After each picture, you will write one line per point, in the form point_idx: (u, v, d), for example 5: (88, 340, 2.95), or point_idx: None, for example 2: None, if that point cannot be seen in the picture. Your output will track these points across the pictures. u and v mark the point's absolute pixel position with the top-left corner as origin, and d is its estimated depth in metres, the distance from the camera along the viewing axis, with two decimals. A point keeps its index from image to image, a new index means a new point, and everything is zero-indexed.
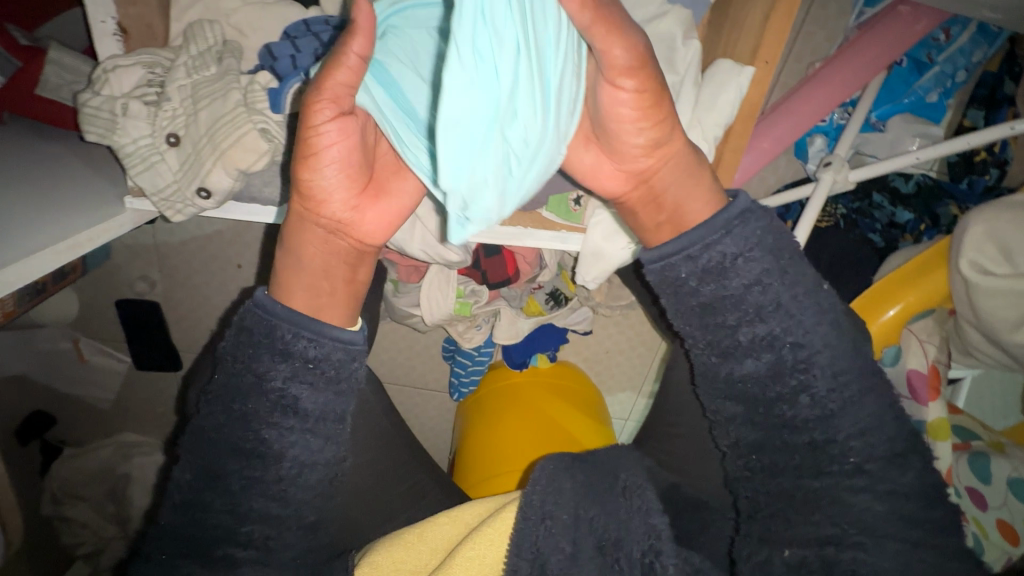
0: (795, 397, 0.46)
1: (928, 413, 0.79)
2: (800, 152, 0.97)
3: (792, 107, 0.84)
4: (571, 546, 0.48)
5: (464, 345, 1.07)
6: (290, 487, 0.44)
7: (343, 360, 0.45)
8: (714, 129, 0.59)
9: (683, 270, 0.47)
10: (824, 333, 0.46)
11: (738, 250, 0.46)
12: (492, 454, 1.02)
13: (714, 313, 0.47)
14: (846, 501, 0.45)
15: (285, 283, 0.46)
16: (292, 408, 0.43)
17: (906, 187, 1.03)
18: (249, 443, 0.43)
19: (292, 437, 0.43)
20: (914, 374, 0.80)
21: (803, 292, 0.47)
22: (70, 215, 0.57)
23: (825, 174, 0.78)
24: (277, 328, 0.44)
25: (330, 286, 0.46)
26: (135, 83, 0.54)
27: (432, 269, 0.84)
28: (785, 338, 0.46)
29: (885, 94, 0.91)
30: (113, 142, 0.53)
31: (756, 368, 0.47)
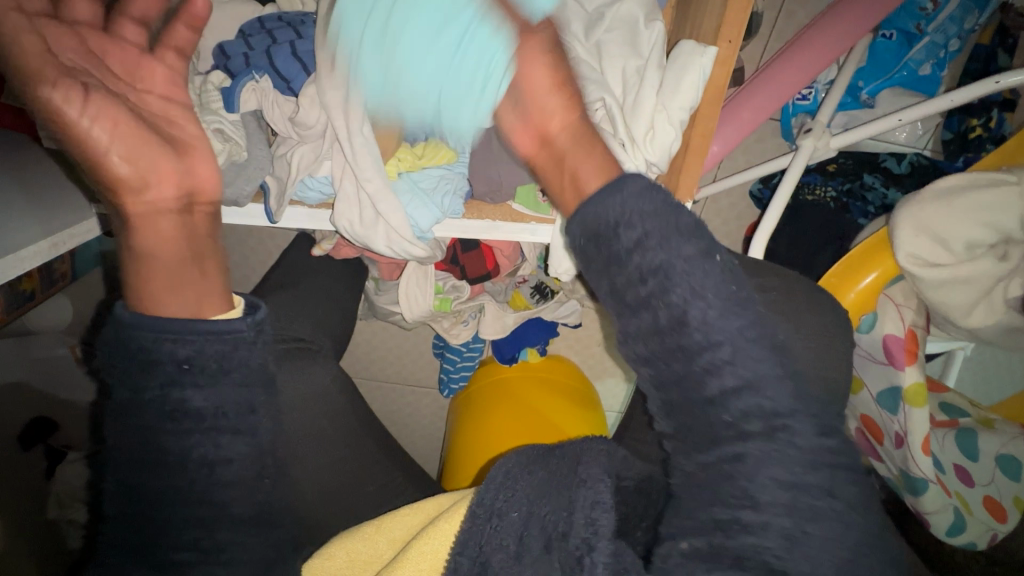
0: (703, 378, 0.43)
1: (905, 379, 0.72)
2: (786, 131, 0.94)
3: (773, 83, 0.81)
4: (515, 545, 0.49)
5: (451, 341, 1.07)
6: (211, 488, 0.44)
7: (223, 350, 0.44)
8: (679, 113, 0.57)
9: (580, 236, 0.47)
10: (726, 321, 0.43)
11: (639, 230, 0.44)
12: (478, 448, 1.03)
13: (609, 274, 0.46)
14: (736, 474, 0.41)
15: (144, 292, 0.45)
16: (180, 412, 0.43)
17: (899, 168, 0.99)
18: (151, 454, 0.43)
19: (191, 440, 0.43)
20: (890, 339, 0.73)
21: (683, 262, 0.44)
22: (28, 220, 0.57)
23: (804, 142, 0.75)
24: (134, 337, 0.43)
25: (187, 268, 0.47)
26: None
27: (409, 266, 0.83)
28: (662, 298, 0.43)
29: (872, 68, 0.89)
30: (69, 148, 0.54)
31: (640, 324, 0.45)
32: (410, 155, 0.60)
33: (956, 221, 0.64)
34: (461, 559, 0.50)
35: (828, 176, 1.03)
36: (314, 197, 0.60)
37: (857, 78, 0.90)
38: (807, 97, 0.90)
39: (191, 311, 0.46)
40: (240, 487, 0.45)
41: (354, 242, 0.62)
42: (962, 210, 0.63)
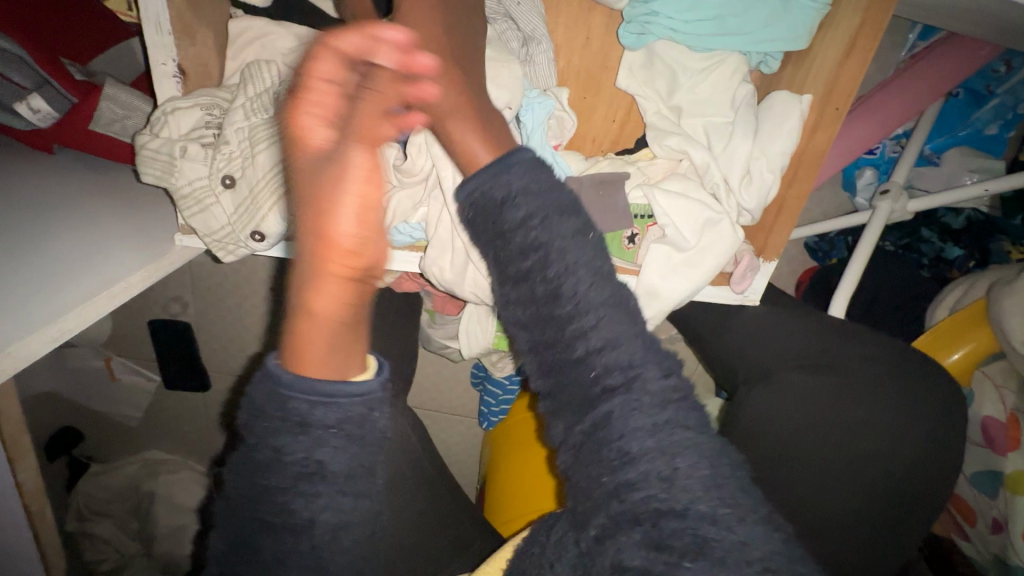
0: (570, 343, 0.37)
1: (1005, 466, 0.70)
2: (847, 183, 0.93)
3: (847, 133, 0.81)
4: None
5: (495, 373, 1.06)
6: (325, 555, 0.39)
7: (363, 411, 0.39)
8: (779, 158, 0.57)
9: (472, 211, 0.42)
10: (615, 325, 0.38)
11: (512, 188, 0.40)
12: (516, 486, 1.00)
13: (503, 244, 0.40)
14: None
15: (296, 357, 0.38)
16: (317, 474, 0.37)
17: (956, 223, 0.99)
18: (276, 516, 0.38)
19: (320, 505, 0.38)
20: (989, 421, 0.72)
21: (564, 239, 0.39)
22: (111, 261, 0.56)
23: (880, 201, 0.75)
24: (290, 397, 0.37)
25: (352, 334, 0.39)
26: (193, 125, 0.54)
27: (472, 304, 0.82)
28: (541, 274, 0.39)
29: (939, 126, 0.88)
30: (170, 185, 0.53)
31: (520, 296, 0.40)
32: None
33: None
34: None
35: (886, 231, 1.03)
36: (404, 240, 0.60)
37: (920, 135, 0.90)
38: (874, 152, 0.89)
39: (336, 372, 0.39)
40: (353, 551, 0.41)
41: (439, 286, 0.61)
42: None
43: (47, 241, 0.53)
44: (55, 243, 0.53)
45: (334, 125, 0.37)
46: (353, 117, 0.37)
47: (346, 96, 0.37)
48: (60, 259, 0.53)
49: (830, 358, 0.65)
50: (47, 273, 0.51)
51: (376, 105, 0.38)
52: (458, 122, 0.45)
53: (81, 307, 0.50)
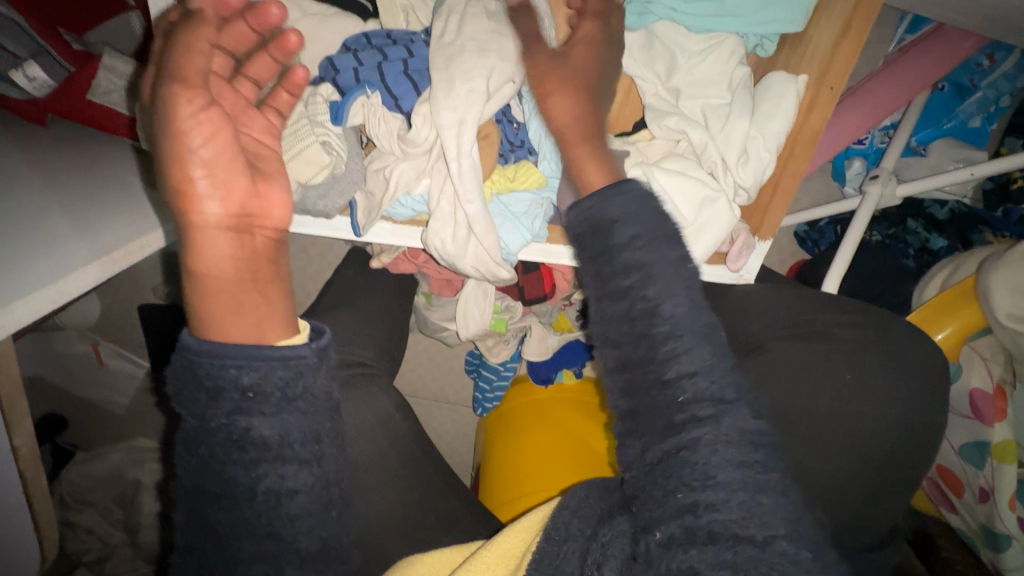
0: (660, 365, 0.43)
1: (992, 436, 0.73)
2: (838, 174, 0.95)
3: (841, 119, 0.81)
4: None
5: (490, 359, 1.06)
6: (275, 521, 0.42)
7: (286, 378, 0.42)
8: (774, 137, 0.59)
9: (580, 225, 0.48)
10: (692, 344, 0.43)
11: (627, 211, 0.46)
12: (512, 471, 1.01)
13: (598, 259, 0.46)
14: (688, 458, 0.41)
15: (202, 319, 0.42)
16: (245, 440, 0.41)
17: (941, 214, 1.02)
18: (218, 488, 0.41)
19: (260, 470, 0.41)
20: (977, 393, 0.74)
21: (666, 265, 0.45)
22: (106, 230, 0.55)
23: (870, 187, 0.76)
24: (197, 363, 0.41)
25: (248, 291, 0.43)
26: None
27: (469, 284, 0.82)
28: (640, 297, 0.44)
29: (925, 118, 0.91)
30: None
31: (615, 308, 0.45)
32: (503, 177, 0.60)
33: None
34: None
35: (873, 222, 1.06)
36: (405, 214, 0.60)
37: None
38: (864, 142, 0.92)
39: (251, 334, 0.43)
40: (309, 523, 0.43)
41: (441, 260, 0.62)
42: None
43: (42, 216, 0.54)
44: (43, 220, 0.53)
45: (200, 88, 0.41)
46: (191, 72, 0.40)
47: (195, 56, 0.41)
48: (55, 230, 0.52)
49: (817, 328, 0.67)
50: (43, 243, 0.51)
51: (188, 50, 0.41)
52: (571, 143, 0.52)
53: (76, 272, 0.49)
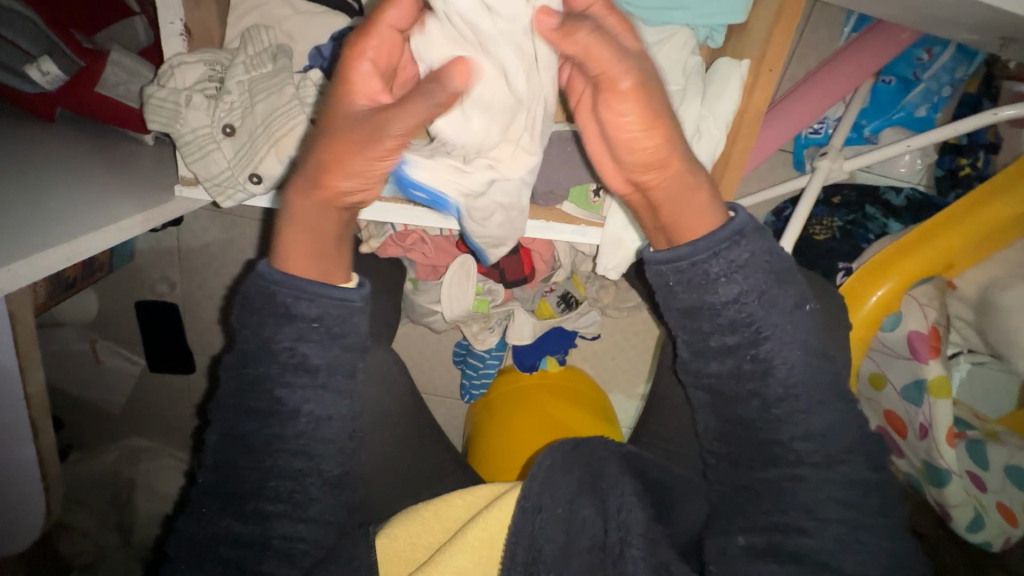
0: (767, 415, 0.52)
1: (929, 372, 0.76)
2: (797, 161, 1.03)
3: (790, 111, 0.91)
4: (562, 540, 0.57)
5: (476, 346, 1.10)
6: (309, 442, 0.51)
7: (343, 315, 0.50)
8: (723, 115, 0.65)
9: (672, 280, 0.52)
10: (787, 351, 0.52)
11: (724, 270, 0.50)
12: (504, 447, 1.06)
13: (692, 318, 0.53)
14: (788, 488, 0.52)
15: (282, 252, 0.50)
16: (299, 367, 0.49)
17: (897, 200, 1.08)
18: (265, 406, 0.50)
19: (304, 395, 0.50)
20: (914, 336, 0.77)
21: (782, 316, 0.51)
22: (107, 204, 0.61)
23: (821, 162, 0.84)
24: (277, 293, 0.49)
25: (330, 245, 0.50)
26: (197, 78, 0.59)
27: (452, 266, 0.88)
28: (749, 349, 0.52)
29: (874, 108, 0.98)
30: (174, 131, 0.58)
31: (723, 368, 0.53)
32: None
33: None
34: (515, 549, 0.56)
35: (833, 208, 1.10)
36: (391, 189, 0.65)
37: (861, 117, 0.99)
38: (818, 131, 0.99)
39: (319, 273, 0.50)
40: (332, 449, 0.52)
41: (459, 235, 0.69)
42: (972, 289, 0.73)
43: (46, 186, 0.58)
44: (60, 186, 0.59)
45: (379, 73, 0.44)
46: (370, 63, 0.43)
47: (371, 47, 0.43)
48: (60, 199, 0.58)
49: None
50: (56, 207, 0.57)
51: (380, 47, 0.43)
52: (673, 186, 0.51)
53: (81, 237, 0.55)
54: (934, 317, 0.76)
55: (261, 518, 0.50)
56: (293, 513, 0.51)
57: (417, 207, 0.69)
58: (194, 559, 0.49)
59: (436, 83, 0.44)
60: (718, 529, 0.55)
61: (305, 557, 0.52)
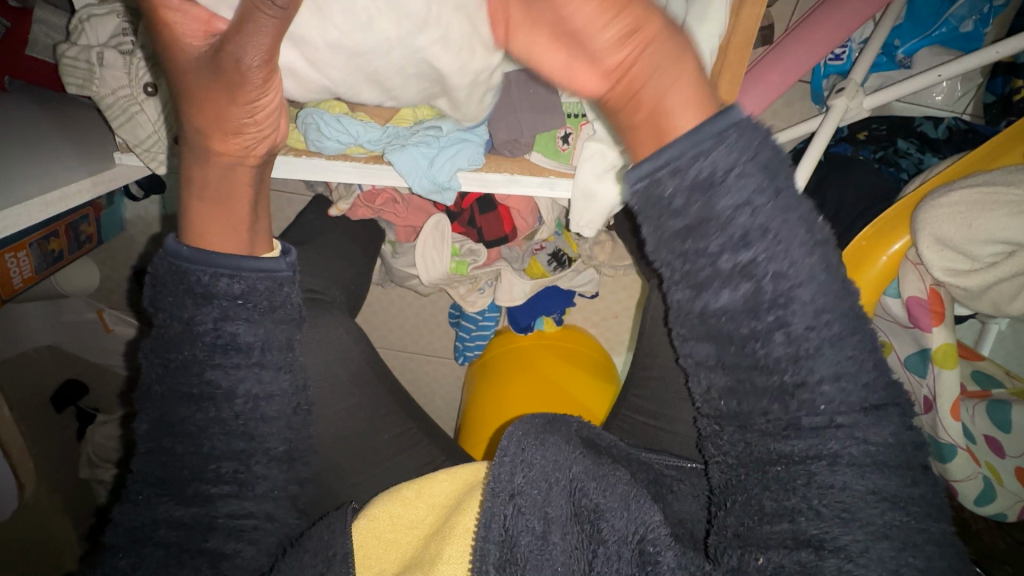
0: (788, 370, 0.40)
1: (933, 341, 0.65)
2: (816, 95, 0.90)
3: (805, 33, 0.78)
4: (541, 527, 0.50)
5: (467, 308, 1.07)
6: (251, 421, 0.45)
7: (270, 289, 0.46)
8: (709, 41, 0.56)
9: (669, 188, 0.39)
10: (810, 265, 0.39)
11: (730, 163, 0.39)
12: (498, 411, 1.03)
13: (692, 239, 0.40)
14: (819, 476, 0.39)
15: (190, 228, 0.45)
16: (231, 346, 0.44)
17: (935, 133, 0.94)
18: (196, 388, 0.44)
19: (239, 374, 0.44)
20: (912, 301, 0.65)
21: (790, 231, 0.39)
22: (34, 179, 0.55)
23: (836, 100, 0.72)
24: (190, 271, 0.44)
25: (239, 212, 0.46)
26: (111, 33, 0.55)
27: (427, 225, 0.83)
28: (767, 266, 0.39)
29: (911, 25, 0.84)
30: (93, 93, 0.54)
31: (728, 299, 0.40)
32: None
33: (971, 231, 0.58)
34: (487, 546, 0.49)
35: (859, 145, 0.97)
36: (334, 147, 0.59)
37: (894, 36, 0.85)
38: (840, 56, 0.86)
39: (242, 248, 0.46)
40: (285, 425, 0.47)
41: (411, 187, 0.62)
42: (976, 220, 0.58)
43: None
44: None
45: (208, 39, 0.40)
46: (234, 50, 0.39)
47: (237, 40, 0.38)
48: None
49: None
50: None
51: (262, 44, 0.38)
52: (635, 80, 0.40)
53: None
54: (934, 263, 0.61)
55: (205, 501, 0.45)
56: (239, 495, 0.45)
57: (367, 164, 0.63)
58: (140, 547, 0.43)
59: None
60: (728, 532, 0.43)
61: (255, 536, 0.46)
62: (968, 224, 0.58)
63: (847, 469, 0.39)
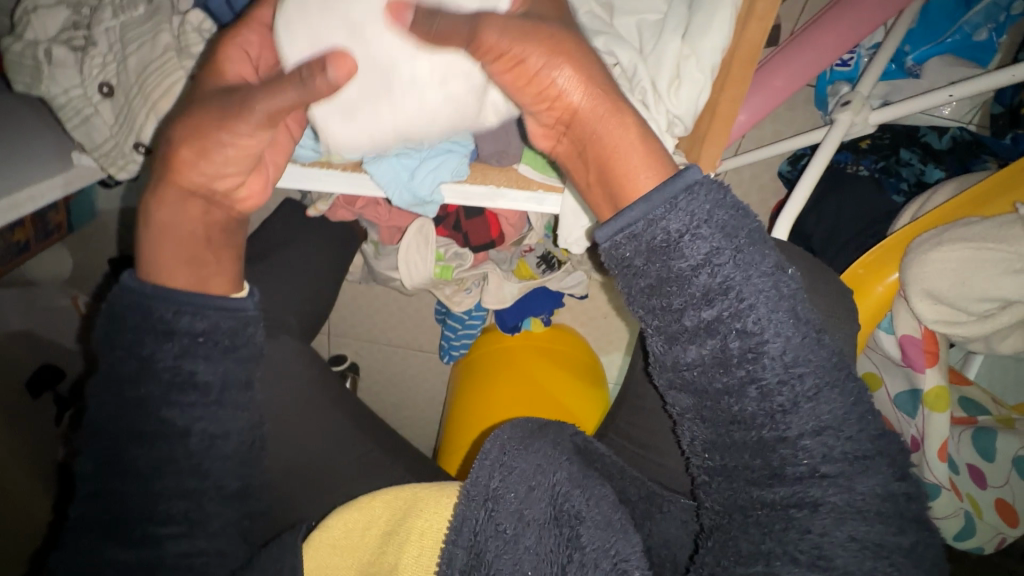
0: (776, 424, 0.38)
1: (925, 382, 0.65)
2: (820, 101, 0.87)
3: (813, 35, 0.74)
4: (513, 531, 0.47)
5: (453, 308, 1.04)
6: (203, 459, 0.44)
7: (233, 328, 0.46)
8: (710, 55, 0.51)
9: (629, 250, 0.40)
10: (779, 322, 0.38)
11: (684, 226, 0.38)
12: (483, 412, 1.02)
13: (657, 295, 0.40)
14: (803, 522, 0.37)
15: (148, 263, 0.45)
16: (187, 384, 0.43)
17: (939, 143, 0.90)
18: (149, 427, 0.43)
19: (194, 413, 0.44)
20: (906, 340, 0.64)
21: (757, 283, 0.38)
22: None
23: (841, 114, 0.68)
24: (153, 307, 0.43)
25: (204, 251, 0.46)
26: (62, 27, 0.50)
27: (411, 228, 0.80)
28: (732, 324, 0.38)
29: (921, 33, 0.80)
30: (43, 93, 0.50)
31: (696, 355, 0.39)
32: None
33: (964, 287, 0.57)
34: (454, 551, 0.48)
35: (860, 154, 0.93)
36: (309, 156, 0.56)
37: (904, 42, 0.81)
38: (848, 63, 0.82)
39: (194, 284, 0.45)
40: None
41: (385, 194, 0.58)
42: (971, 278, 0.56)
43: None
44: None
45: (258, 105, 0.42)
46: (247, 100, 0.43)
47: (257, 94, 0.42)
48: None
49: None
50: None
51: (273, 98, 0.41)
52: (581, 126, 0.42)
53: None
54: (926, 315, 0.60)
55: (150, 542, 0.42)
56: (187, 535, 0.44)
57: (347, 173, 0.59)
58: None
59: (311, 73, 0.39)
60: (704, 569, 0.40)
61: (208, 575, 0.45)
62: (961, 281, 0.57)
63: (828, 514, 0.37)
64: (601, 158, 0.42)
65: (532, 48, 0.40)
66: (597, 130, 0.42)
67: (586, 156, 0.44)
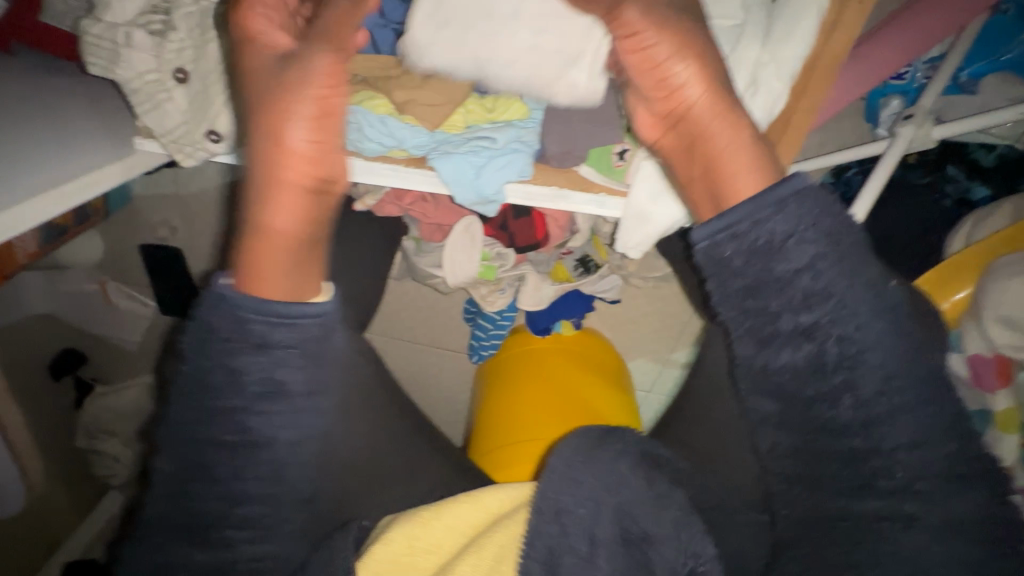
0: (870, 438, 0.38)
1: (996, 404, 0.65)
2: (872, 113, 0.86)
3: (877, 44, 0.72)
4: (586, 549, 0.48)
5: (486, 308, 1.03)
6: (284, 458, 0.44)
7: (320, 334, 0.44)
8: (789, 65, 0.51)
9: (729, 250, 0.40)
10: (881, 333, 0.38)
11: (789, 229, 0.39)
12: (511, 419, 1.00)
13: (753, 297, 0.40)
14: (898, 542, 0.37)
15: (245, 271, 0.44)
16: (278, 390, 0.43)
17: (988, 160, 0.90)
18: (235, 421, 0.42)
19: (281, 418, 0.43)
20: (977, 359, 0.65)
21: (852, 296, 0.38)
22: (45, 170, 0.51)
23: (904, 128, 0.68)
24: (250, 320, 0.42)
25: (298, 254, 0.45)
26: (139, 9, 0.49)
27: (457, 226, 0.79)
28: (832, 329, 0.38)
29: (977, 50, 0.79)
30: (117, 76, 0.49)
31: (787, 362, 0.40)
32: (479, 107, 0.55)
33: None
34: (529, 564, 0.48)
35: (908, 167, 0.94)
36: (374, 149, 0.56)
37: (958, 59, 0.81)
38: (903, 76, 0.81)
39: (288, 292, 0.44)
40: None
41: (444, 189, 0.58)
42: None
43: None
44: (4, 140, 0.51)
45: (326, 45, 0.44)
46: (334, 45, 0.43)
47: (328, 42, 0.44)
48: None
49: None
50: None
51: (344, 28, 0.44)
52: (691, 124, 0.44)
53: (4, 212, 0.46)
54: (997, 335, 0.63)
55: (221, 546, 0.42)
56: (258, 540, 0.44)
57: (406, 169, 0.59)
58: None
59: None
60: None
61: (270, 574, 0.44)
62: None
63: (923, 532, 0.37)
64: (710, 154, 0.44)
65: (665, 38, 0.43)
66: (708, 128, 0.43)
67: (693, 154, 0.45)
